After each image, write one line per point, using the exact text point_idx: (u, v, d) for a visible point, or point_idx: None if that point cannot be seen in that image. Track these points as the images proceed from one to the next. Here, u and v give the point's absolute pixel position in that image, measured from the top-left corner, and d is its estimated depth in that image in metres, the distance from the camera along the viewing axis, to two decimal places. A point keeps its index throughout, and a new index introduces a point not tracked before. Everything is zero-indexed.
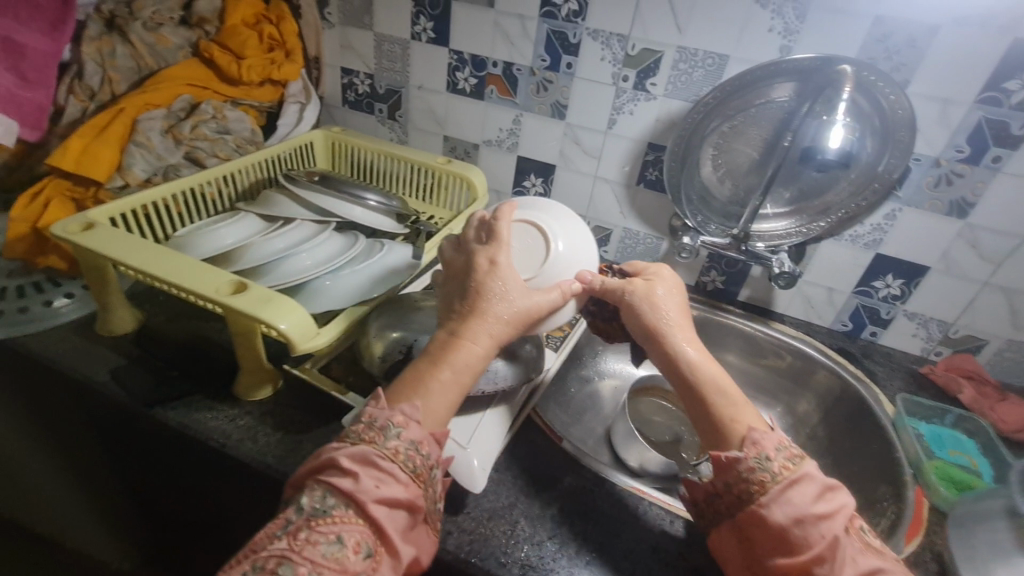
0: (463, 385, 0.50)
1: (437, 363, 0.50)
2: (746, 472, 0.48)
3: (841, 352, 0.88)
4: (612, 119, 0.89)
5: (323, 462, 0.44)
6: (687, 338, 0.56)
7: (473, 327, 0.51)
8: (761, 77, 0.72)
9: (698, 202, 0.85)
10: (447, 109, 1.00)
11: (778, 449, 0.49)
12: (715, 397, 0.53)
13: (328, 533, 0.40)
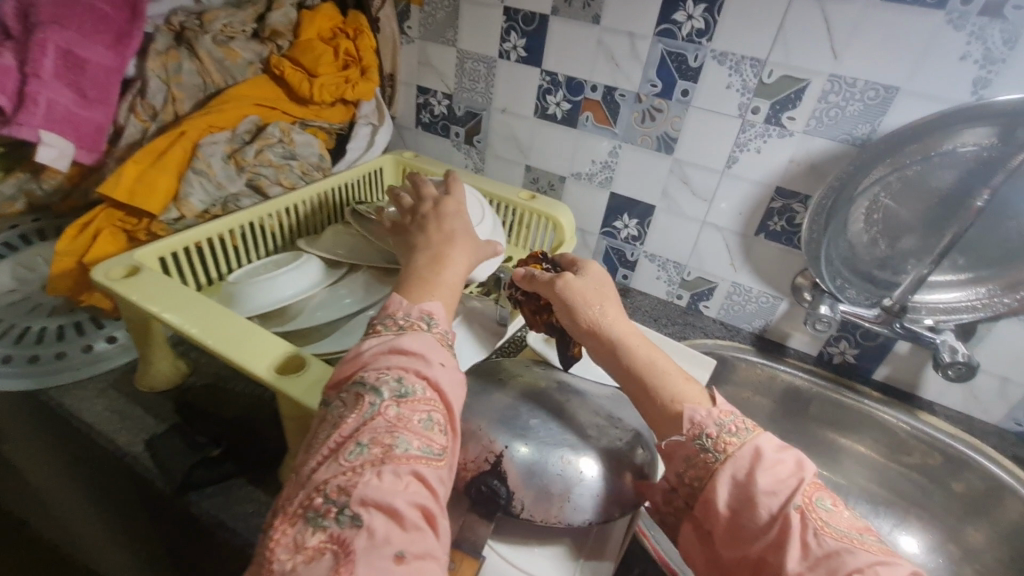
0: (463, 282, 0.49)
1: (432, 274, 0.48)
2: (693, 458, 0.41)
3: (1018, 462, 0.69)
4: (732, 157, 0.75)
5: (368, 354, 0.40)
6: (607, 315, 0.49)
7: (456, 249, 0.51)
8: (950, 120, 0.56)
9: (841, 263, 0.70)
10: (533, 136, 0.88)
11: (718, 425, 0.41)
12: (652, 377, 0.45)
13: (419, 412, 0.37)
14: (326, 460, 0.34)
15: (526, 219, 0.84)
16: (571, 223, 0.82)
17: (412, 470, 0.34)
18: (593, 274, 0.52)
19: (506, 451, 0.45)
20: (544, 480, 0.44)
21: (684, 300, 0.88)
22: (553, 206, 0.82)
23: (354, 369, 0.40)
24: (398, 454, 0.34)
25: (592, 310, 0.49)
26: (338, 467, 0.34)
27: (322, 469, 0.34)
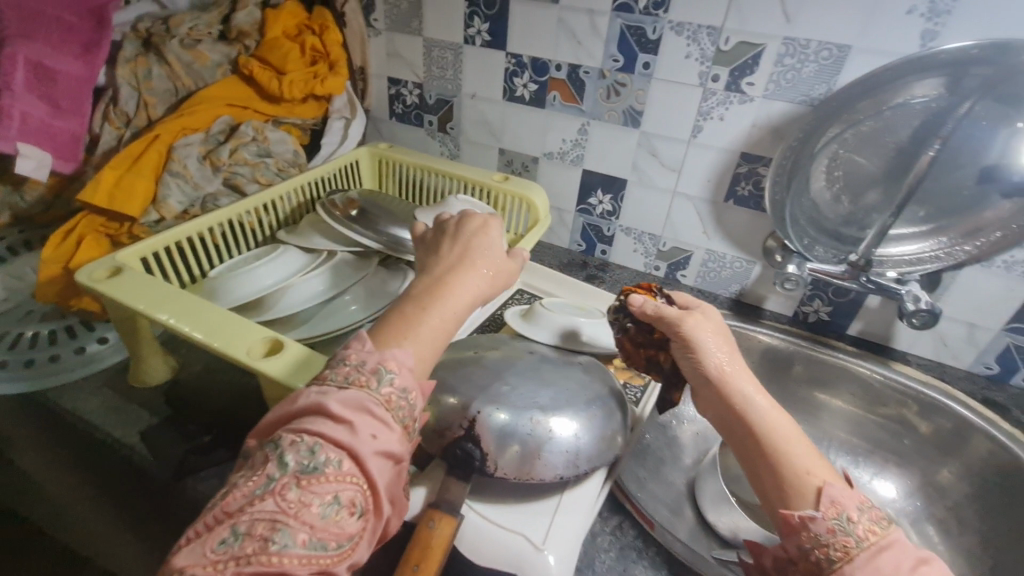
0: (444, 329, 0.45)
1: (424, 307, 0.45)
2: (824, 534, 0.39)
3: (987, 404, 0.71)
4: (697, 126, 0.76)
5: (297, 405, 0.37)
6: (739, 369, 0.49)
7: (457, 278, 0.48)
8: (899, 72, 0.57)
9: (806, 222, 0.71)
10: (504, 119, 0.89)
11: (861, 510, 0.40)
12: (782, 438, 0.44)
13: (323, 494, 0.33)
14: (195, 539, 0.31)
15: (501, 200, 0.85)
16: (544, 202, 0.84)
17: (282, 575, 0.30)
18: (718, 321, 0.53)
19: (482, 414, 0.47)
20: (516, 441, 0.47)
21: (661, 271, 0.90)
22: (527, 186, 0.83)
23: (281, 424, 0.37)
24: (271, 551, 0.31)
25: (723, 361, 0.49)
26: (204, 559, 0.30)
27: (188, 552, 0.31)
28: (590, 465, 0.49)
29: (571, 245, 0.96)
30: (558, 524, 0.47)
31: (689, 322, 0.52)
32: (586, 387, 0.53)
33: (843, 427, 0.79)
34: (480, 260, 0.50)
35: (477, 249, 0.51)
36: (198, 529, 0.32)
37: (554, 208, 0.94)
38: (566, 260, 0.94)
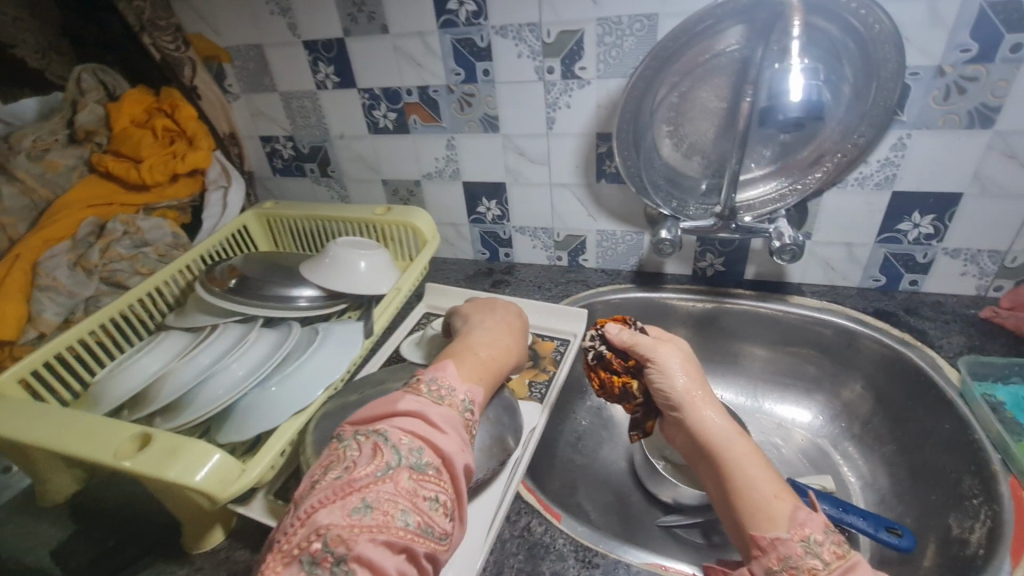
0: (489, 367, 0.52)
1: (490, 360, 0.54)
2: (792, 557, 0.41)
3: (879, 314, 0.74)
4: (549, 118, 0.78)
5: (398, 410, 0.41)
6: (705, 401, 0.54)
7: (514, 344, 0.58)
8: (710, 21, 0.59)
9: (668, 185, 0.73)
10: (377, 152, 0.91)
11: (826, 533, 0.42)
12: (748, 464, 0.48)
13: (433, 488, 0.38)
14: (331, 506, 0.35)
15: (389, 232, 0.87)
16: (429, 224, 0.85)
17: (405, 549, 0.34)
18: (683, 354, 0.57)
19: None
20: None
21: (565, 260, 0.92)
22: (409, 213, 0.85)
23: (379, 418, 0.41)
24: (396, 526, 0.35)
25: (691, 390, 0.54)
26: (339, 522, 0.34)
27: (325, 513, 0.34)
28: (473, 478, 0.50)
29: (476, 255, 0.98)
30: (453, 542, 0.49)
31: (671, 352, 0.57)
32: None
33: (761, 367, 0.82)
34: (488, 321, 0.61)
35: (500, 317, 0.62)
36: (324, 497, 0.35)
37: (450, 224, 0.95)
38: (474, 271, 0.96)
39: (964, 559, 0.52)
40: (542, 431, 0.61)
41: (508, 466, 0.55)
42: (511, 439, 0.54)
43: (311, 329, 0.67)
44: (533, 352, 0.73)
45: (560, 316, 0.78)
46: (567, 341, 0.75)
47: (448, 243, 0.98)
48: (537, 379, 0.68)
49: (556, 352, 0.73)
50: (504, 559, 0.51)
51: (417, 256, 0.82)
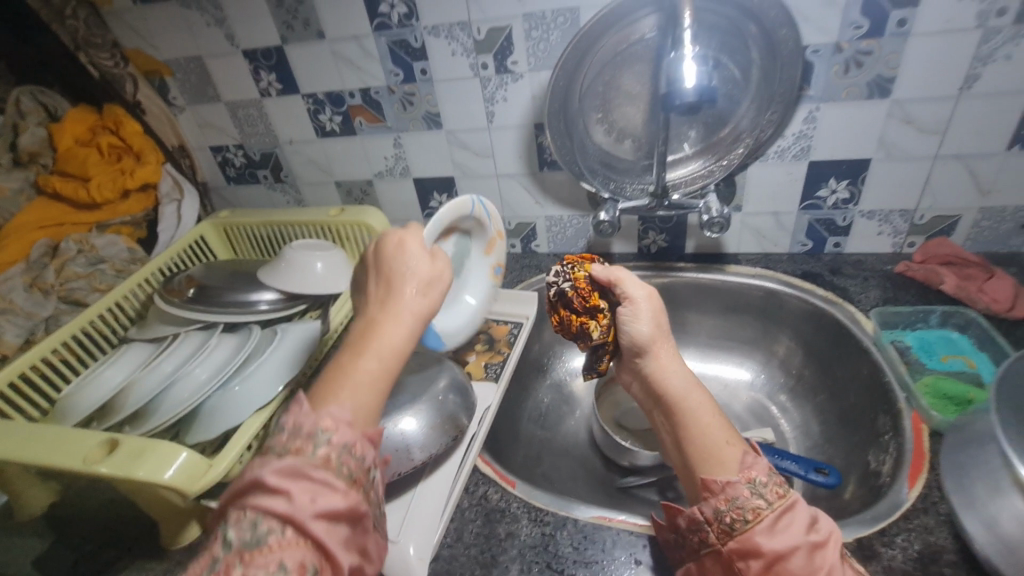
0: (380, 384, 0.41)
1: (358, 352, 0.42)
2: (740, 498, 0.44)
3: (807, 276, 0.80)
4: (489, 112, 0.81)
5: (242, 486, 0.35)
6: (670, 355, 0.57)
7: (391, 307, 0.44)
8: (627, 8, 0.63)
9: (603, 169, 0.78)
10: (327, 154, 0.93)
11: (767, 475, 0.45)
12: (705, 412, 0.51)
13: (268, 564, 0.32)
14: None
15: (344, 232, 0.89)
16: (382, 221, 0.88)
17: None
18: (657, 305, 0.59)
19: None
20: None
21: (518, 247, 0.96)
22: (361, 212, 0.87)
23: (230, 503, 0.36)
24: None
25: (656, 339, 0.57)
26: None
27: None
28: (427, 453, 0.54)
29: None
30: (414, 513, 0.53)
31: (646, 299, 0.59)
32: (421, 386, 0.58)
33: (707, 334, 0.87)
34: (408, 283, 0.45)
35: (402, 298, 0.44)
36: None
37: (406, 220, 0.98)
38: None
39: (877, 487, 0.57)
40: (496, 408, 0.65)
41: (464, 442, 0.60)
42: (463, 417, 0.58)
43: (269, 330, 0.70)
44: (489, 336, 0.77)
45: (515, 300, 0.82)
46: (520, 323, 0.79)
47: None
48: (492, 361, 0.72)
49: (511, 334, 0.77)
50: (464, 525, 0.55)
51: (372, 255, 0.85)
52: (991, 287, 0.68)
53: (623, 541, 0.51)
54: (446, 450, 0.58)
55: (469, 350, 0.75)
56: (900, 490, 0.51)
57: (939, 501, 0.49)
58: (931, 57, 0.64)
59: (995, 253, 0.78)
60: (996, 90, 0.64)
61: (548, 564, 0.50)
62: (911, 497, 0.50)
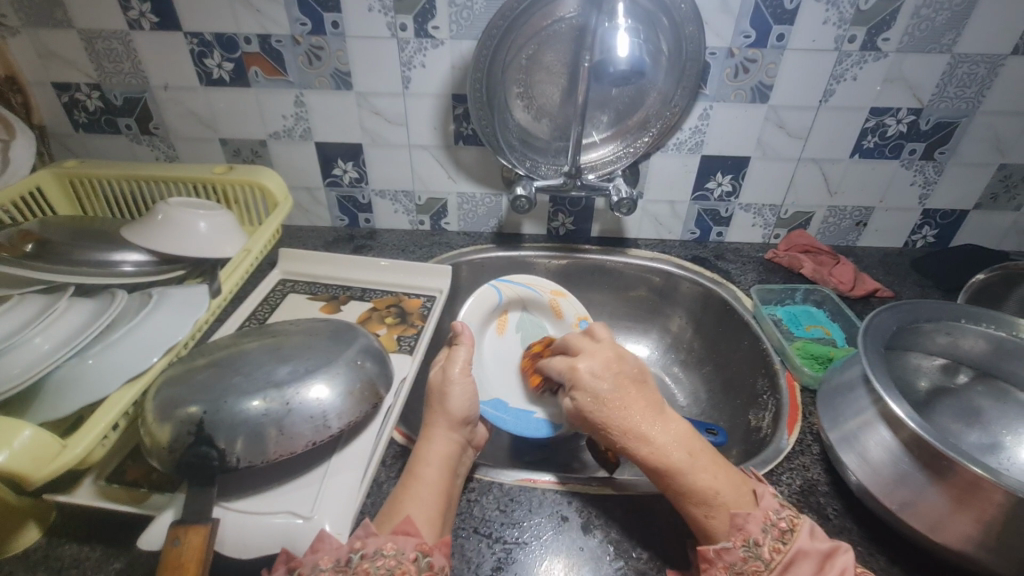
0: (428, 491, 0.47)
1: (414, 471, 0.49)
2: (738, 564, 0.42)
3: (696, 260, 0.88)
4: (405, 77, 0.78)
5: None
6: (646, 416, 0.49)
7: (433, 429, 0.53)
8: None
9: (522, 146, 0.78)
10: (212, 107, 0.82)
11: (765, 530, 0.43)
12: (699, 479, 0.45)
13: None
14: None
15: (232, 194, 0.79)
16: (280, 184, 0.80)
17: None
18: (592, 363, 0.53)
19: (200, 420, 0.45)
20: (255, 427, 0.46)
21: (427, 224, 0.94)
22: (254, 172, 0.78)
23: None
24: None
25: (600, 405, 0.50)
26: None
27: None
28: (345, 420, 0.49)
29: (334, 222, 0.94)
30: (328, 488, 0.48)
31: (572, 368, 0.54)
32: (334, 352, 0.53)
33: (609, 313, 0.92)
34: (444, 418, 0.53)
35: (435, 421, 0.53)
36: None
37: (304, 188, 0.90)
38: (332, 237, 0.92)
39: (758, 440, 0.65)
40: (413, 378, 0.62)
41: (382, 411, 0.55)
42: (382, 384, 0.54)
43: (140, 294, 0.59)
44: (401, 310, 0.74)
45: (423, 273, 0.80)
46: (433, 297, 0.77)
47: (301, 209, 0.92)
48: (406, 333, 0.69)
49: (423, 308, 0.75)
50: (382, 499, 0.51)
51: (267, 219, 0.77)
52: (838, 272, 0.81)
53: (549, 500, 0.52)
54: (362, 420, 0.54)
55: (379, 323, 0.72)
56: (781, 436, 0.58)
57: (811, 443, 0.57)
58: (800, 71, 0.74)
59: (836, 245, 0.93)
60: (845, 105, 0.77)
61: (473, 528, 0.49)
62: (789, 441, 0.57)
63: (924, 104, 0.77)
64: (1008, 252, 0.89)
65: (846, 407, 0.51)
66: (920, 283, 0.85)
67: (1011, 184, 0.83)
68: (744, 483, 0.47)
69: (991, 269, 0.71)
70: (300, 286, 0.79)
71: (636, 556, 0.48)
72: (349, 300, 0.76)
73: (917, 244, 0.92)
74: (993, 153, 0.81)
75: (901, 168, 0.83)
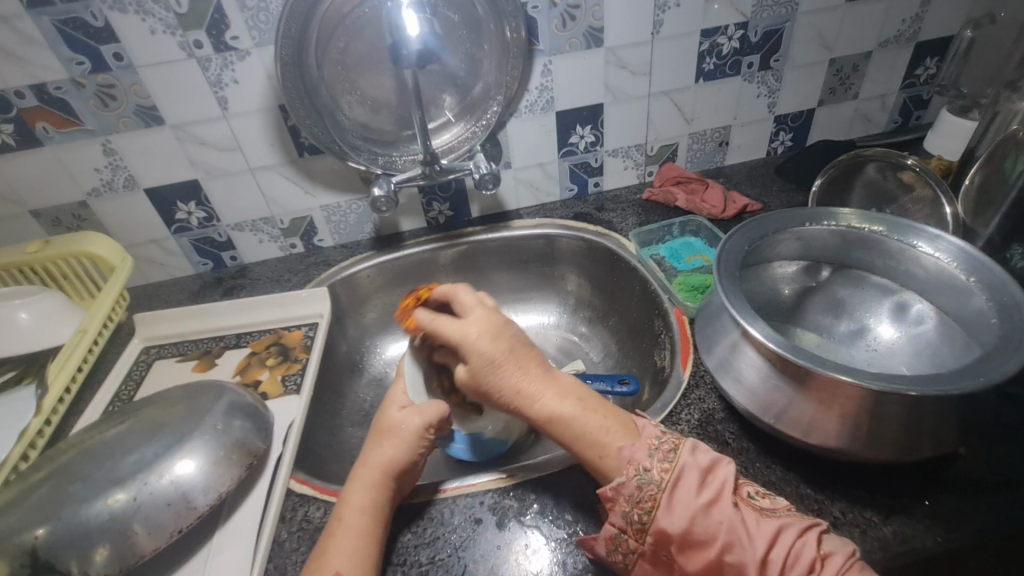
0: (356, 541, 0.44)
1: (335, 524, 0.45)
2: (636, 494, 0.42)
3: (579, 216, 0.88)
4: (219, 98, 0.70)
5: None
6: (537, 378, 0.51)
7: (354, 478, 0.48)
8: None
9: (367, 144, 0.74)
10: (3, 178, 0.71)
11: (651, 455, 0.44)
12: (590, 423, 0.47)
13: None
14: None
15: (57, 270, 0.70)
16: (111, 246, 0.71)
17: None
18: (479, 329, 0.53)
19: (36, 548, 0.40)
20: (106, 533, 0.41)
21: (300, 246, 0.88)
22: (77, 240, 0.69)
23: None
24: None
25: (494, 366, 0.51)
26: None
27: None
28: (215, 495, 0.45)
29: (198, 268, 0.86)
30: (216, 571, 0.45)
31: (461, 332, 0.54)
32: (193, 421, 0.48)
33: (509, 289, 0.91)
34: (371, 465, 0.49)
35: (368, 464, 0.49)
36: None
37: (149, 242, 0.81)
38: (198, 286, 0.85)
39: (662, 380, 0.66)
40: (302, 419, 0.58)
41: (268, 466, 0.52)
42: (258, 440, 0.50)
43: None
44: (282, 347, 0.69)
45: (300, 301, 0.75)
46: (315, 324, 0.73)
47: (155, 264, 0.84)
48: (290, 372, 0.64)
49: (306, 338, 0.70)
50: (286, 558, 0.46)
51: (105, 287, 0.69)
52: (709, 196, 0.83)
53: (462, 506, 0.50)
54: (245, 482, 0.50)
55: (260, 368, 0.66)
56: (677, 372, 0.60)
57: (705, 372, 0.59)
58: (625, 7, 0.73)
59: (707, 169, 0.95)
60: (677, 32, 0.77)
61: (386, 560, 0.47)
62: (685, 376, 0.58)
63: (749, 17, 0.78)
64: (856, 140, 0.95)
65: (721, 333, 0.52)
66: (786, 188, 0.88)
67: (845, 77, 0.88)
68: (629, 422, 0.48)
69: (829, 166, 0.75)
70: (167, 350, 0.71)
71: (555, 537, 0.47)
72: (224, 351, 0.70)
73: (777, 150, 0.95)
74: (821, 51, 0.84)
75: (745, 83, 0.85)
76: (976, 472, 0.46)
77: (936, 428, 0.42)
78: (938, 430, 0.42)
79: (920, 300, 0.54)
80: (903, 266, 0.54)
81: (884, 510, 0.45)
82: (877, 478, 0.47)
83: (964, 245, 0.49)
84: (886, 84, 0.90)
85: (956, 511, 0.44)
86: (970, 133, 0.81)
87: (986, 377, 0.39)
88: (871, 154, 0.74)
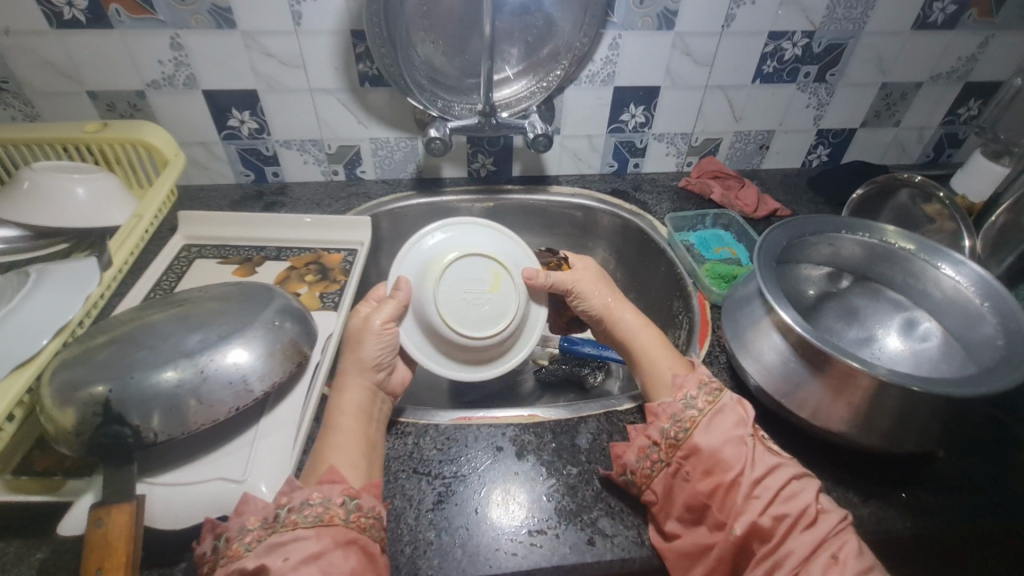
0: (349, 440, 0.48)
1: (331, 424, 0.49)
2: (678, 413, 0.48)
3: (615, 193, 0.91)
4: (294, 13, 0.71)
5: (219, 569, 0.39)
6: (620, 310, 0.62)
7: (342, 375, 0.53)
8: None
9: (431, 85, 0.75)
10: (70, 55, 0.71)
11: (700, 388, 0.50)
12: (650, 354, 0.56)
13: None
14: None
15: (111, 154, 0.71)
16: (165, 138, 0.72)
17: None
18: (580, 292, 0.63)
19: (107, 399, 0.43)
20: (170, 400, 0.44)
21: (342, 174, 0.89)
22: (134, 126, 0.70)
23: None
24: None
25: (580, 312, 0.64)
26: None
27: None
28: (268, 383, 0.48)
29: (239, 179, 0.88)
30: (259, 450, 0.48)
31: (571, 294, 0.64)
32: (250, 314, 0.51)
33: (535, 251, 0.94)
34: (355, 368, 0.53)
35: (347, 369, 0.53)
36: None
37: (198, 144, 0.82)
38: (240, 196, 0.86)
39: None
40: (339, 334, 0.61)
41: (310, 369, 0.55)
42: (306, 343, 0.53)
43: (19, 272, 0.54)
44: (321, 266, 0.72)
45: (342, 226, 0.77)
46: (353, 250, 0.76)
47: (200, 167, 0.85)
48: (329, 290, 0.67)
49: (345, 262, 0.73)
50: None
51: (157, 180, 0.70)
52: (743, 195, 0.87)
53: (483, 435, 0.54)
54: (290, 378, 0.53)
55: (299, 282, 0.69)
56: (693, 349, 0.64)
57: (719, 353, 0.63)
58: None
59: (743, 170, 0.98)
60: (747, 29, 0.78)
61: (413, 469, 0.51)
62: (699, 354, 0.63)
63: (816, 27, 0.79)
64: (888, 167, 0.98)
65: (745, 317, 0.56)
66: (815, 200, 0.92)
67: (891, 103, 0.90)
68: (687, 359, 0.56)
69: (867, 183, 0.79)
70: (207, 251, 0.73)
71: (568, 472, 0.52)
72: (264, 261, 0.72)
73: (812, 163, 0.99)
74: (877, 73, 0.86)
75: (797, 92, 0.87)
76: (949, 473, 0.51)
77: (926, 427, 0.46)
78: (929, 430, 0.47)
79: (930, 319, 0.58)
80: (921, 286, 0.58)
81: (864, 493, 0.50)
82: (863, 466, 0.51)
83: (984, 273, 0.53)
84: (927, 117, 0.93)
85: (928, 505, 0.49)
86: (996, 177, 0.85)
87: (985, 388, 0.43)
88: (910, 179, 0.77)
